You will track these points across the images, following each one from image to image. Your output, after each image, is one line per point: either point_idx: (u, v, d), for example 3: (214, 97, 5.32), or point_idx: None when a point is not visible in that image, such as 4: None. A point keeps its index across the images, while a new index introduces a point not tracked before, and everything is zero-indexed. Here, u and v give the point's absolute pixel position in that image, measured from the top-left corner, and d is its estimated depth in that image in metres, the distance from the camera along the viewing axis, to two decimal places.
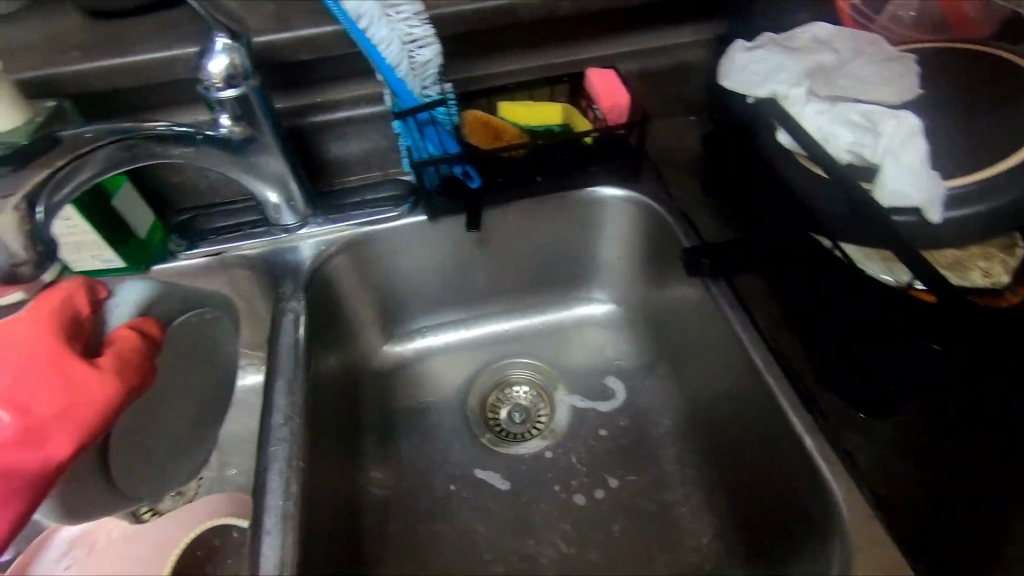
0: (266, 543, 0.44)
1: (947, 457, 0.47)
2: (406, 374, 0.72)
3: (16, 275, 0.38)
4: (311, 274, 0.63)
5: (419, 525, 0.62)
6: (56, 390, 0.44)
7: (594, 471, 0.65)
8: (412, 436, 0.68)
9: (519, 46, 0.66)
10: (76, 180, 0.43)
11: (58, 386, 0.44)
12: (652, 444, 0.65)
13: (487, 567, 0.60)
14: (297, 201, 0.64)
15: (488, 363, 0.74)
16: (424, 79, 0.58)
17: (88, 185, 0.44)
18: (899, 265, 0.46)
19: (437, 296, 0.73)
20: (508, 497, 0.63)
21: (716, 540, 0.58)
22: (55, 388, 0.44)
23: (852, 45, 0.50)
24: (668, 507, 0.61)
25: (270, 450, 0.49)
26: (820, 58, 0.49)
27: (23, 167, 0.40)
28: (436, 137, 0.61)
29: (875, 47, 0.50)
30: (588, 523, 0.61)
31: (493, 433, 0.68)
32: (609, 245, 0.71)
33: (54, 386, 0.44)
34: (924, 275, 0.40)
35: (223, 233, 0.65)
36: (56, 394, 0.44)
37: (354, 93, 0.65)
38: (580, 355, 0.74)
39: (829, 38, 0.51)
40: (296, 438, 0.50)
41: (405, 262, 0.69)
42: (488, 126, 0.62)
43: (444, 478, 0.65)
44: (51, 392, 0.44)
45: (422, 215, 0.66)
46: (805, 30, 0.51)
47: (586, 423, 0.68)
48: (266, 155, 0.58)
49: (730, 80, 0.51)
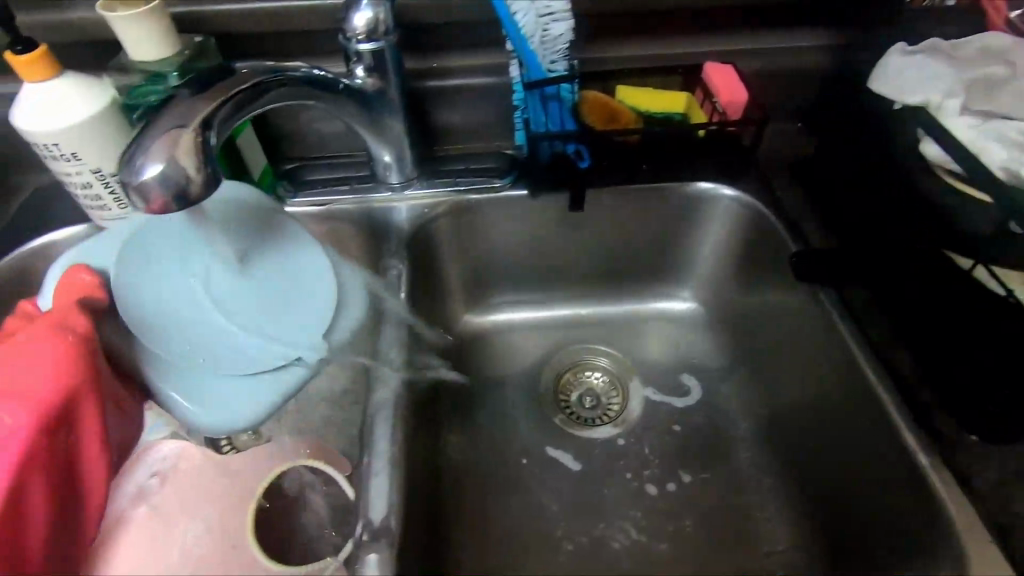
0: (375, 485, 0.46)
1: None
2: (482, 345, 0.73)
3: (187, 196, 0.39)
4: (411, 234, 0.64)
5: (490, 493, 0.63)
6: (30, 363, 0.42)
7: (666, 464, 0.64)
8: (486, 406, 0.69)
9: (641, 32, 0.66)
10: (234, 115, 0.44)
11: (36, 354, 0.42)
12: (728, 445, 0.65)
13: (557, 543, 0.60)
14: (407, 162, 0.65)
15: (563, 345, 0.74)
16: (554, 53, 0.58)
17: (241, 121, 0.45)
18: None
19: (523, 273, 0.73)
20: (579, 478, 0.64)
21: (791, 547, 0.58)
22: (33, 366, 0.41)
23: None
24: (741, 509, 0.61)
25: (376, 398, 0.51)
26: (986, 70, 0.50)
27: (204, 91, 0.42)
28: (556, 114, 0.61)
29: None
30: (658, 514, 0.61)
31: (565, 415, 0.69)
32: (702, 243, 0.71)
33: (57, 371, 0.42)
34: None
35: (326, 184, 0.67)
36: (33, 369, 0.41)
37: (471, 62, 0.66)
38: (657, 348, 0.73)
39: (1001, 50, 0.51)
40: (399, 390, 0.51)
41: (498, 234, 0.69)
42: (607, 109, 0.62)
43: (516, 451, 0.66)
44: (25, 377, 0.41)
45: (523, 189, 0.66)
46: (975, 39, 0.52)
47: (660, 416, 0.68)
48: (391, 113, 0.59)
49: (880, 82, 0.53)
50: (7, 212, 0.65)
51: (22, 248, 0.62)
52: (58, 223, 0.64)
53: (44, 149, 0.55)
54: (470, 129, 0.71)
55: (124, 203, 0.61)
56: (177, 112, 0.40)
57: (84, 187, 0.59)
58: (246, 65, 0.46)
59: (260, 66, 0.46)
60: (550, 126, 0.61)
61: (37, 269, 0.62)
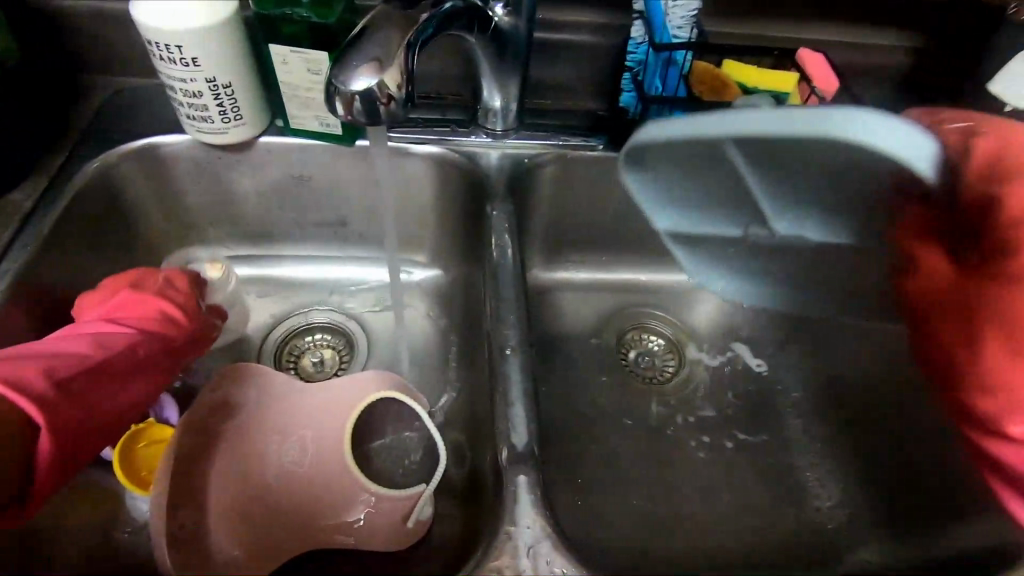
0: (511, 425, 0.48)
1: None
2: (545, 301, 0.77)
3: (375, 98, 0.39)
4: (508, 182, 0.65)
5: (561, 442, 0.66)
6: (103, 335, 0.50)
7: (722, 425, 0.70)
8: (553, 357, 0.73)
9: (739, 14, 0.67)
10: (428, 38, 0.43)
11: (112, 337, 0.51)
12: (777, 411, 0.71)
13: (627, 496, 0.64)
14: (512, 111, 0.66)
15: (621, 309, 0.78)
16: (681, 19, 0.59)
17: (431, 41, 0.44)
18: None
19: (596, 238, 0.75)
20: (644, 432, 0.68)
21: (840, 507, 0.63)
22: (96, 337, 0.50)
23: None
24: (792, 469, 0.66)
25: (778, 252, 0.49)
26: None
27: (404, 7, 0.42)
28: (667, 78, 0.63)
29: None
30: (717, 465, 0.66)
31: (622, 371, 0.73)
32: None
33: (109, 340, 0.50)
34: None
35: (429, 125, 0.67)
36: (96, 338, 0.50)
37: (573, 19, 0.67)
38: (705, 318, 0.79)
39: None
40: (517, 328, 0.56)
41: (578, 199, 0.71)
42: (715, 80, 0.65)
43: (584, 403, 0.70)
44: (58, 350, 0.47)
45: (615, 152, 0.67)
46: None
47: (717, 382, 0.73)
48: (516, 55, 0.58)
49: (1001, 86, 0.59)
50: (94, 110, 0.63)
51: (116, 148, 0.60)
52: (147, 127, 0.62)
53: (159, 48, 0.53)
54: (560, 87, 0.71)
55: (227, 117, 0.59)
56: (387, 24, 0.40)
57: (191, 95, 0.56)
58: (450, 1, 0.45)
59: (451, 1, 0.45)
60: (658, 87, 0.64)
61: (128, 170, 0.61)
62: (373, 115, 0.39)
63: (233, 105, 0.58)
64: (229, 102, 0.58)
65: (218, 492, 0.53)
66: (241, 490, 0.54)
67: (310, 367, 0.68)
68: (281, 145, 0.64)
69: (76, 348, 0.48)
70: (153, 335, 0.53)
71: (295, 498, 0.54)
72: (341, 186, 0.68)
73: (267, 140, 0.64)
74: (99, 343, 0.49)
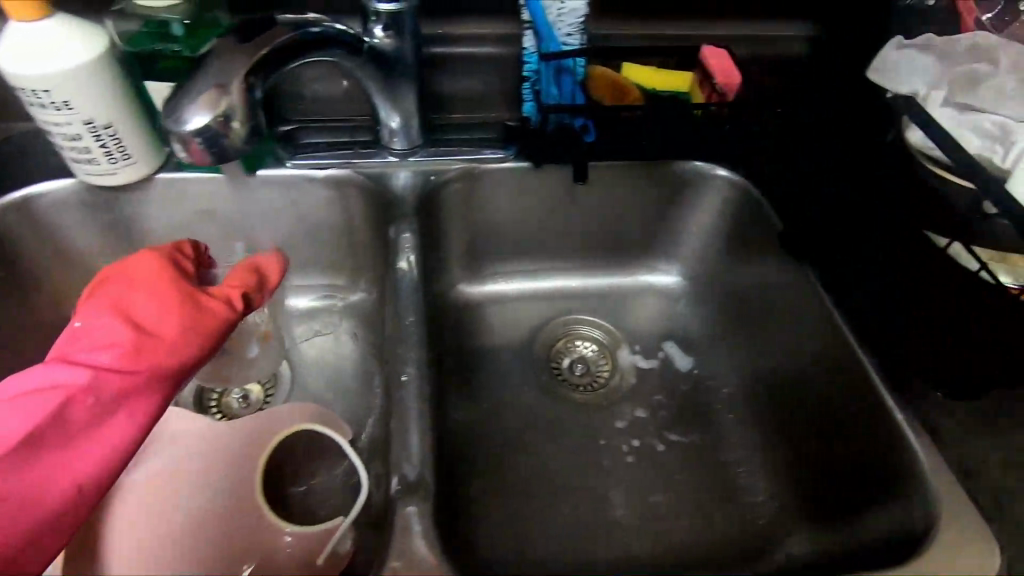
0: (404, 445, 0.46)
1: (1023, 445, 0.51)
2: (476, 314, 0.76)
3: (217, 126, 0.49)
4: (416, 200, 0.65)
5: (490, 458, 0.65)
6: (95, 351, 0.49)
7: (654, 426, 0.69)
8: (483, 370, 0.72)
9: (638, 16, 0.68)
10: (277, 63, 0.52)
11: (106, 351, 0.49)
12: (709, 408, 0.70)
13: (556, 507, 0.63)
14: (413, 130, 0.64)
15: (552, 317, 0.78)
16: (569, 26, 0.60)
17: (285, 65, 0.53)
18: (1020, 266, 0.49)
19: (520, 246, 0.75)
20: (574, 439, 0.68)
21: (770, 501, 0.63)
22: (92, 355, 0.49)
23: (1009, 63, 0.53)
24: (724, 466, 0.66)
25: None
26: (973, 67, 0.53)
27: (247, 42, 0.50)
28: (562, 86, 0.62)
29: None
30: (647, 468, 0.66)
31: (555, 379, 0.73)
32: (695, 225, 0.75)
33: (101, 357, 0.49)
34: None
35: (333, 148, 0.66)
36: (92, 354, 0.49)
37: (472, 30, 0.69)
38: (638, 318, 0.78)
39: (989, 49, 0.55)
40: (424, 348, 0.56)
41: (492, 208, 0.70)
42: (613, 86, 0.64)
43: (514, 416, 0.69)
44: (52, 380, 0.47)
45: (525, 162, 0.67)
46: (966, 37, 0.56)
47: (649, 383, 0.73)
48: (406, 79, 0.58)
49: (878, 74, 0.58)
50: None
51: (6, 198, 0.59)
52: (39, 174, 0.61)
53: (29, 95, 0.51)
54: (471, 99, 0.71)
55: (115, 158, 0.57)
56: (232, 57, 0.49)
57: (72, 139, 0.55)
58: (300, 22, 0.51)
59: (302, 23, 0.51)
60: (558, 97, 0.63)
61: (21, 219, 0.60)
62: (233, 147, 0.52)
63: (119, 145, 0.57)
64: (114, 143, 0.56)
65: (136, 519, 0.54)
66: (158, 517, 0.55)
67: (233, 404, 0.66)
68: (180, 181, 0.63)
69: (67, 377, 0.47)
70: (152, 341, 0.51)
71: (218, 522, 0.55)
72: (250, 216, 0.67)
73: (163, 177, 0.63)
74: (89, 366, 0.48)
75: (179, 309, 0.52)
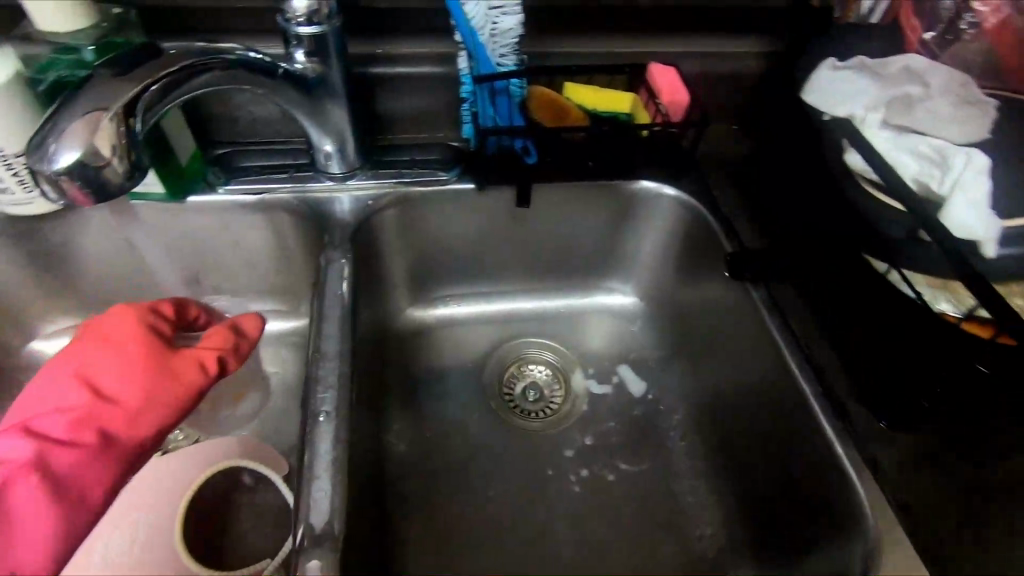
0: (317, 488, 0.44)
1: (970, 476, 0.49)
2: (424, 339, 0.74)
3: (92, 174, 0.43)
4: (352, 224, 0.63)
5: (431, 491, 0.63)
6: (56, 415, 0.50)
7: (605, 454, 0.67)
8: (429, 398, 0.70)
9: (581, 33, 0.66)
10: (170, 94, 0.48)
11: (66, 416, 0.50)
12: (662, 434, 0.68)
13: (498, 542, 0.60)
14: (349, 152, 0.63)
15: (504, 340, 0.75)
16: (503, 47, 0.59)
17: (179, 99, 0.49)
18: (962, 294, 0.48)
19: (469, 269, 0.73)
20: (521, 470, 0.66)
21: (720, 532, 0.61)
22: (52, 420, 0.50)
23: (943, 83, 0.53)
24: (675, 496, 0.64)
25: None
26: (908, 89, 0.53)
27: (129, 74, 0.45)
28: (500, 108, 0.61)
29: (965, 90, 0.53)
30: (595, 500, 0.64)
31: (505, 406, 0.71)
32: (648, 244, 0.73)
33: (61, 422, 0.49)
34: (989, 301, 0.42)
35: (267, 172, 0.64)
36: (53, 419, 0.50)
37: (416, 51, 0.65)
38: (592, 340, 0.76)
39: (921, 70, 0.54)
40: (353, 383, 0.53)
41: (437, 232, 0.68)
42: (555, 106, 0.62)
43: (459, 446, 0.67)
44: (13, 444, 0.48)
45: (469, 183, 0.66)
46: (898, 58, 0.56)
47: (601, 409, 0.71)
48: (334, 101, 0.57)
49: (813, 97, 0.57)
50: None
51: None
52: None
53: None
54: (414, 118, 0.69)
55: (28, 186, 0.55)
56: (110, 90, 0.44)
57: None
58: (182, 48, 0.48)
59: (194, 49, 0.48)
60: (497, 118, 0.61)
61: None
62: (114, 193, 0.45)
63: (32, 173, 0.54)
64: (26, 171, 0.54)
65: None
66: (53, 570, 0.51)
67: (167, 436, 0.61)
68: (106, 209, 0.61)
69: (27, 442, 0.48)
70: (115, 405, 0.51)
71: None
72: (182, 242, 0.65)
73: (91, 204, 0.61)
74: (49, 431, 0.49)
75: (147, 371, 0.53)
